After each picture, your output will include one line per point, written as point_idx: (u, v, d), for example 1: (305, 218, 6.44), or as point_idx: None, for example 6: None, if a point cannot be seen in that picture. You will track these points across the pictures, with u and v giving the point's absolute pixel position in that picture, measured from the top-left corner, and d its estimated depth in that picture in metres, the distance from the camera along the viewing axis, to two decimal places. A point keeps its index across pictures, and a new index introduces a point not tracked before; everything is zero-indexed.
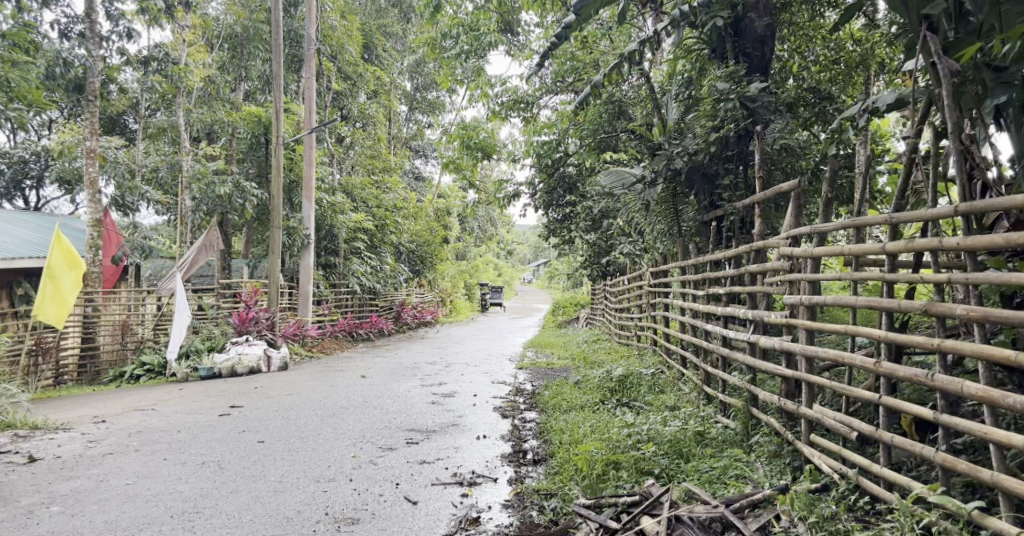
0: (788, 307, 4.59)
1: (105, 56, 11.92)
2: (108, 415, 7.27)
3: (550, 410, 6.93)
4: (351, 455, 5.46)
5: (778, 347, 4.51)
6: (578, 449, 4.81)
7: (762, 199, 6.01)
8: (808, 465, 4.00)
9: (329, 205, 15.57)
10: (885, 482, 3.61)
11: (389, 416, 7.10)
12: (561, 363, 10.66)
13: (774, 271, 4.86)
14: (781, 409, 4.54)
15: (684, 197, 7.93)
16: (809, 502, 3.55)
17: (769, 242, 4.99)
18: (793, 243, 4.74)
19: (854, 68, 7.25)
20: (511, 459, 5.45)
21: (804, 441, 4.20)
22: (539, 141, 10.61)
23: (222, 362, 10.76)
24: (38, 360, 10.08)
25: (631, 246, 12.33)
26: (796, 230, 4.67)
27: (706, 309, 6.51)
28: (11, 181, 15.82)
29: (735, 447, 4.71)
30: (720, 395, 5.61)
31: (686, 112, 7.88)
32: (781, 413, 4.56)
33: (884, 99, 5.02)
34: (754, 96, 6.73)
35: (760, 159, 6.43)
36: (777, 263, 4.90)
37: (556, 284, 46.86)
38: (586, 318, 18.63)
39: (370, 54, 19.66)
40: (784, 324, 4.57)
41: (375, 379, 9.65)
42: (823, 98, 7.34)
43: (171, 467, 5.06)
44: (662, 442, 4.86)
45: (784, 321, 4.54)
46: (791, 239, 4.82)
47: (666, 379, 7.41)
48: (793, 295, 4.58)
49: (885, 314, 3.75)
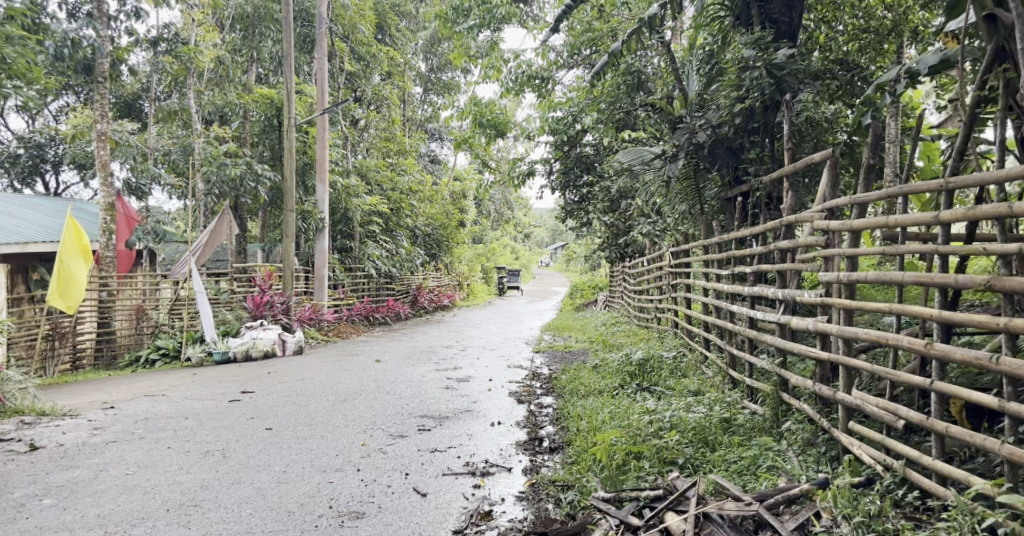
0: (823, 285, 4.29)
1: (113, 36, 11.72)
2: (117, 400, 7.12)
3: (568, 395, 6.70)
4: (360, 444, 5.25)
5: (812, 328, 4.21)
6: (599, 438, 4.57)
7: (792, 171, 5.71)
8: (847, 456, 3.73)
9: (343, 188, 15.35)
10: (936, 476, 3.33)
11: (402, 401, 6.89)
12: (580, 346, 10.42)
13: (807, 246, 4.56)
14: (815, 395, 4.24)
15: (707, 172, 7.62)
16: (853, 499, 3.31)
17: (801, 216, 4.67)
18: (829, 216, 4.43)
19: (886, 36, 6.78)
20: (527, 446, 5.21)
21: (841, 429, 3.91)
22: (555, 118, 10.29)
23: (237, 346, 10.58)
24: (54, 344, 10.07)
25: (650, 227, 12.04)
26: (833, 203, 4.36)
27: (731, 289, 6.21)
28: (26, 166, 15.74)
29: (765, 435, 4.44)
30: (747, 379, 5.34)
31: (708, 84, 7.54)
32: (815, 399, 4.27)
33: (927, 61, 4.87)
34: (782, 63, 6.37)
35: (789, 131, 6.20)
36: (811, 239, 4.59)
37: (574, 268, 46.51)
38: (604, 300, 18.32)
39: (384, 35, 19.35)
40: (819, 304, 4.27)
41: (390, 363, 9.46)
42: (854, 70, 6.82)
43: (175, 456, 4.88)
44: (686, 430, 4.60)
45: (819, 300, 4.23)
46: (826, 212, 4.51)
47: (689, 363, 7.13)
48: (828, 272, 4.27)
49: (939, 291, 3.44)
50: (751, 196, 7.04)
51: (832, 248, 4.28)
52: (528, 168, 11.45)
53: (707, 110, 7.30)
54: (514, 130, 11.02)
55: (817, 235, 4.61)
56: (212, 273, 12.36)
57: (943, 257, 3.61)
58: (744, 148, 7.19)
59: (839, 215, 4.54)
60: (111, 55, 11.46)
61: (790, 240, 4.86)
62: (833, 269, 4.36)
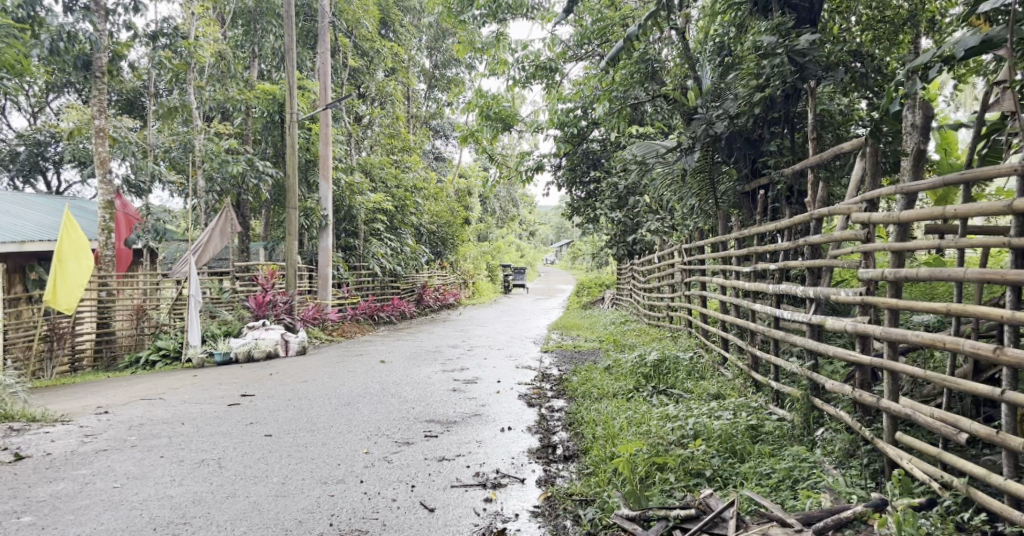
0: (862, 282, 4.02)
1: (112, 30, 11.45)
2: (113, 405, 6.85)
3: (580, 398, 6.42)
4: (364, 452, 4.97)
5: (851, 329, 3.92)
6: (620, 448, 4.28)
7: (819, 162, 5.46)
8: (898, 471, 3.46)
9: (347, 186, 15.03)
10: (1006, 497, 3.07)
11: (407, 405, 6.61)
12: (589, 346, 10.13)
13: (844, 241, 4.27)
14: (853, 402, 3.97)
15: (721, 165, 7.28)
16: (918, 525, 3.04)
17: (835, 208, 4.39)
18: (870, 207, 4.16)
19: (903, 25, 6.41)
20: (539, 454, 4.94)
21: (887, 440, 3.64)
22: (564, 110, 9.98)
23: (238, 347, 10.32)
24: (52, 345, 9.80)
25: (659, 224, 11.74)
26: (875, 193, 4.08)
27: (753, 287, 5.91)
28: (26, 164, 15.48)
29: (798, 444, 4.16)
30: (773, 382, 5.06)
31: (723, 74, 7.24)
32: (853, 406, 4.00)
33: (966, 42, 4.56)
34: (804, 50, 6.07)
35: (813, 120, 5.92)
36: (848, 232, 4.31)
37: (580, 264, 46.22)
38: (611, 298, 18.02)
39: (388, 30, 19.04)
40: (859, 303, 3.99)
41: (395, 364, 9.19)
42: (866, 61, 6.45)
43: (168, 465, 4.60)
44: (712, 439, 4.31)
45: (859, 299, 3.96)
46: (866, 204, 4.23)
47: (706, 363, 6.84)
48: (869, 268, 4.00)
49: (1010, 290, 3.19)
50: (771, 189, 6.75)
51: (874, 243, 4.01)
52: (535, 163, 11.12)
53: (724, 99, 7.00)
54: (521, 123, 10.69)
55: (854, 229, 4.33)
56: (213, 272, 12.08)
57: (1011, 253, 3.38)
58: (763, 139, 6.90)
59: (880, 206, 4.26)
60: (110, 49, 11.20)
61: (823, 234, 4.58)
62: (872, 265, 4.09)
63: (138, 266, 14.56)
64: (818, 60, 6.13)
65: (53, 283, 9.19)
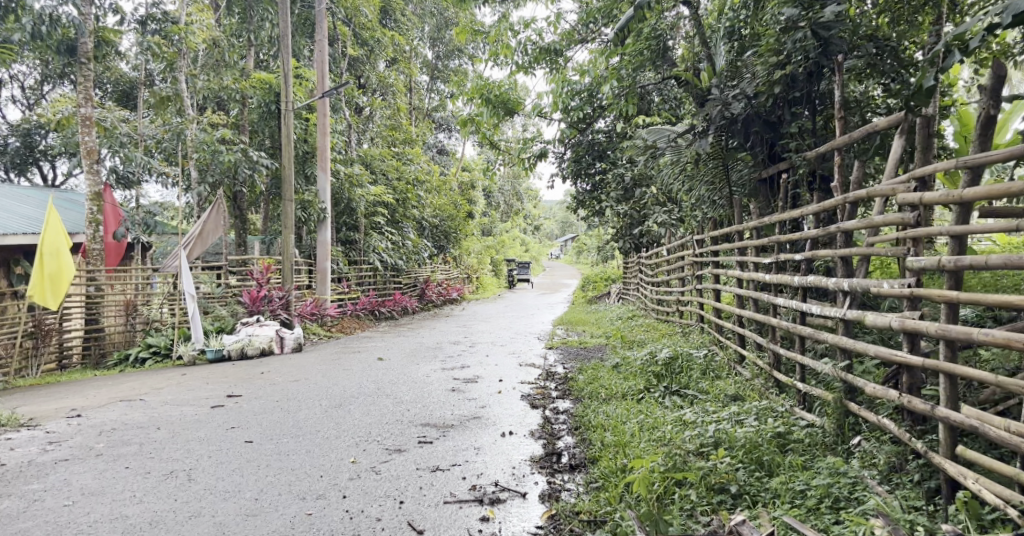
0: (910, 272, 3.59)
1: (99, 14, 11.04)
2: (87, 407, 6.44)
3: (586, 399, 5.98)
4: (351, 461, 4.53)
5: (897, 326, 3.49)
6: (633, 462, 3.84)
7: (852, 141, 4.99)
8: (963, 494, 3.05)
9: (346, 177, 14.58)
10: None
11: (402, 407, 6.15)
12: (595, 342, 9.68)
13: (888, 225, 3.83)
14: (902, 409, 3.54)
15: (737, 151, 6.77)
16: None
17: (876, 189, 3.94)
18: (920, 186, 3.71)
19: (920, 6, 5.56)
20: (544, 463, 4.49)
21: (946, 455, 3.24)
22: (571, 93, 9.43)
23: (231, 344, 9.88)
24: (37, 343, 9.22)
25: (666, 216, 11.28)
26: (928, 170, 3.64)
27: (775, 279, 5.43)
28: (17, 157, 15.07)
29: (833, 455, 3.74)
30: (799, 383, 4.60)
31: (740, 53, 6.73)
32: (901, 412, 3.57)
33: (1018, 6, 4.08)
34: (830, 22, 5.53)
35: (840, 98, 5.46)
36: (893, 215, 3.86)
37: (584, 258, 45.70)
38: (619, 293, 17.52)
39: (390, 19, 18.47)
40: (907, 296, 3.55)
41: (393, 361, 8.75)
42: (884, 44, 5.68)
43: (130, 478, 4.23)
44: (737, 449, 3.88)
45: (907, 292, 3.52)
46: (915, 182, 3.77)
47: (722, 362, 6.36)
48: (919, 256, 3.56)
49: None
50: (792, 173, 6.26)
51: (925, 228, 3.58)
52: (540, 149, 10.56)
53: (742, 79, 6.51)
54: (524, 108, 10.15)
55: (899, 211, 3.88)
56: (207, 266, 11.60)
57: None
58: (783, 121, 6.40)
59: (929, 186, 3.81)
60: (96, 33, 10.69)
61: (858, 220, 4.15)
62: (921, 253, 3.68)
63: (129, 261, 14.11)
64: (844, 35, 5.62)
65: (41, 283, 8.83)
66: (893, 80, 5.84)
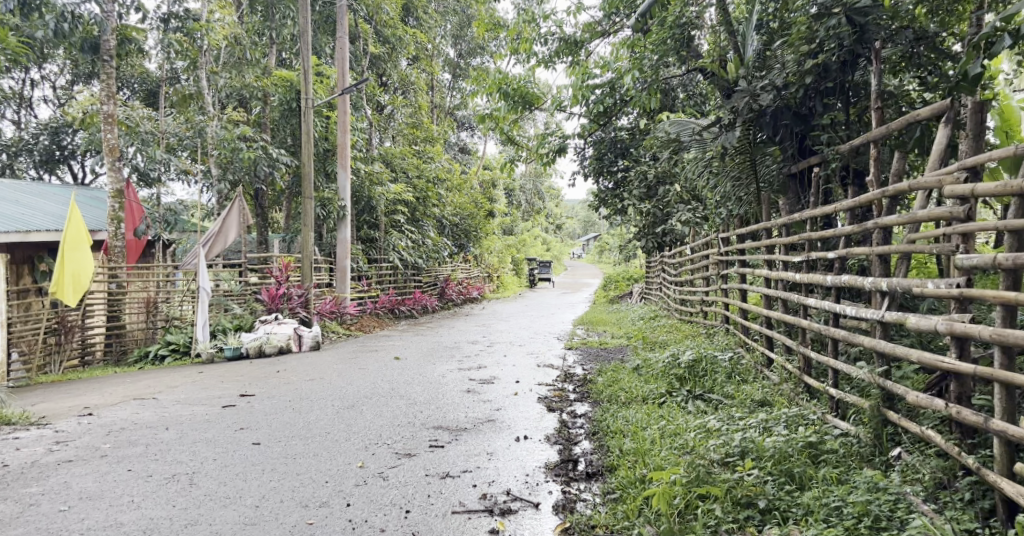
0: (958, 271, 3.39)
1: (120, 12, 10.75)
2: (99, 405, 6.34)
3: (606, 402, 5.76)
4: (358, 466, 4.36)
5: (944, 330, 3.29)
6: (658, 473, 3.61)
7: (891, 132, 4.75)
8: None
9: (367, 175, 14.46)
10: None
11: (415, 408, 5.97)
12: (616, 342, 9.44)
13: (934, 219, 3.62)
14: (952, 421, 3.31)
15: (765, 145, 6.52)
16: None
17: (921, 180, 3.72)
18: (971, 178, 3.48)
19: None
20: (559, 470, 4.29)
21: (1002, 473, 3.02)
22: (592, 87, 9.12)
23: (249, 342, 9.77)
24: (60, 339, 9.14)
25: (690, 214, 11.01)
26: (980, 160, 3.42)
27: (806, 279, 5.17)
28: (43, 155, 15.08)
29: (870, 468, 3.52)
30: (833, 390, 4.35)
31: (768, 44, 6.49)
32: (951, 424, 3.34)
33: None
34: (867, 8, 5.33)
35: (876, 88, 5.19)
36: (941, 209, 3.63)
37: (605, 257, 45.31)
38: (641, 293, 17.23)
39: (412, 17, 18.34)
40: (957, 297, 3.33)
41: (409, 361, 8.58)
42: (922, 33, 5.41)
43: (131, 481, 4.09)
44: (766, 460, 3.66)
45: (956, 293, 3.30)
46: (966, 173, 3.54)
47: (748, 365, 6.09)
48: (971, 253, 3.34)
49: None
50: (824, 167, 5.98)
51: (977, 224, 3.37)
52: (560, 143, 10.28)
53: (771, 70, 6.26)
54: (546, 102, 9.91)
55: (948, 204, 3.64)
56: (227, 262, 11.50)
57: None
58: (815, 113, 6.13)
59: (981, 177, 3.58)
60: (118, 31, 10.63)
61: (899, 214, 3.95)
62: (971, 250, 3.48)
63: (150, 258, 14.09)
64: (882, 23, 5.38)
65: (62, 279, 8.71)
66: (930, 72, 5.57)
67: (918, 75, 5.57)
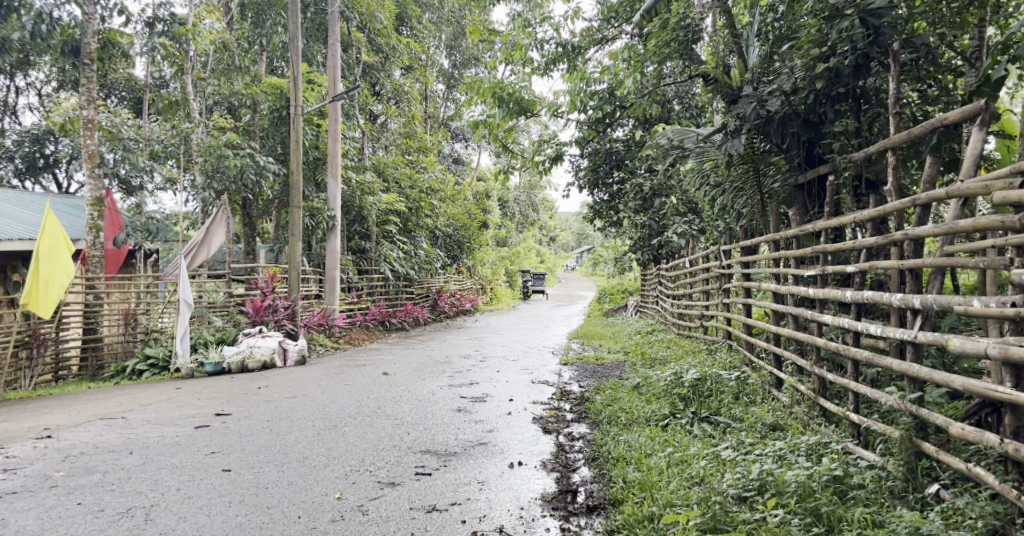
0: (1014, 288, 3.19)
1: (104, 14, 10.22)
2: (62, 426, 5.93)
3: (606, 424, 5.38)
4: (336, 497, 4.00)
5: (999, 354, 3.13)
6: (673, 516, 3.38)
7: (912, 137, 4.44)
8: None
9: (358, 185, 14.08)
10: None
11: (402, 430, 5.57)
12: (613, 357, 9.07)
13: (984, 229, 3.36)
14: (1008, 457, 3.10)
15: (771, 154, 6.17)
16: None
17: (966, 185, 3.44)
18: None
19: None
20: (556, 503, 3.92)
21: None
22: (591, 93, 8.82)
23: (232, 355, 9.33)
24: (32, 353, 8.66)
25: (687, 226, 10.70)
26: None
27: (819, 293, 4.81)
28: (25, 163, 14.59)
29: (908, 508, 3.30)
30: (854, 415, 4.02)
31: (776, 48, 6.15)
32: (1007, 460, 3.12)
33: None
34: (882, 9, 4.94)
35: (896, 92, 4.87)
36: (994, 217, 3.35)
37: (600, 271, 45.02)
38: (636, 306, 16.90)
39: (405, 26, 18.04)
40: (1013, 317, 3.15)
41: (397, 377, 8.17)
42: (939, 37, 5.10)
43: (79, 517, 3.78)
44: (788, 496, 3.43)
45: (1011, 312, 3.14)
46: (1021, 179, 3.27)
47: (756, 384, 5.73)
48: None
49: None
50: (837, 176, 5.63)
51: None
52: (556, 151, 9.82)
53: (779, 75, 5.92)
54: (542, 109, 9.53)
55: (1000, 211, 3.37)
56: (210, 273, 11.06)
57: None
58: (825, 120, 5.79)
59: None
60: (101, 34, 10.19)
61: (935, 224, 3.68)
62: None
63: (131, 267, 13.63)
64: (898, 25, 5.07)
65: (36, 290, 8.29)
66: (946, 80, 5.27)
67: (929, 82, 5.25)
